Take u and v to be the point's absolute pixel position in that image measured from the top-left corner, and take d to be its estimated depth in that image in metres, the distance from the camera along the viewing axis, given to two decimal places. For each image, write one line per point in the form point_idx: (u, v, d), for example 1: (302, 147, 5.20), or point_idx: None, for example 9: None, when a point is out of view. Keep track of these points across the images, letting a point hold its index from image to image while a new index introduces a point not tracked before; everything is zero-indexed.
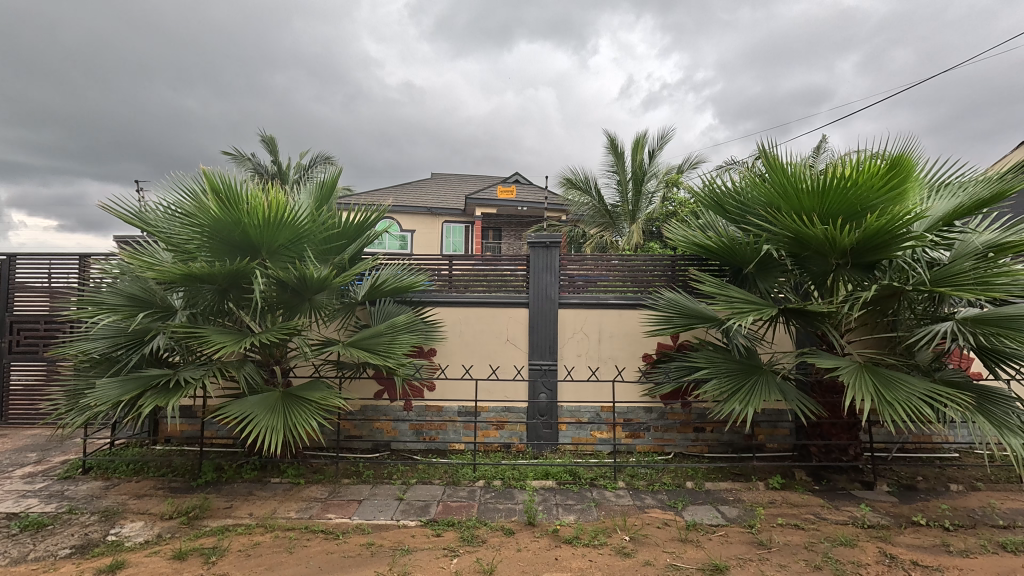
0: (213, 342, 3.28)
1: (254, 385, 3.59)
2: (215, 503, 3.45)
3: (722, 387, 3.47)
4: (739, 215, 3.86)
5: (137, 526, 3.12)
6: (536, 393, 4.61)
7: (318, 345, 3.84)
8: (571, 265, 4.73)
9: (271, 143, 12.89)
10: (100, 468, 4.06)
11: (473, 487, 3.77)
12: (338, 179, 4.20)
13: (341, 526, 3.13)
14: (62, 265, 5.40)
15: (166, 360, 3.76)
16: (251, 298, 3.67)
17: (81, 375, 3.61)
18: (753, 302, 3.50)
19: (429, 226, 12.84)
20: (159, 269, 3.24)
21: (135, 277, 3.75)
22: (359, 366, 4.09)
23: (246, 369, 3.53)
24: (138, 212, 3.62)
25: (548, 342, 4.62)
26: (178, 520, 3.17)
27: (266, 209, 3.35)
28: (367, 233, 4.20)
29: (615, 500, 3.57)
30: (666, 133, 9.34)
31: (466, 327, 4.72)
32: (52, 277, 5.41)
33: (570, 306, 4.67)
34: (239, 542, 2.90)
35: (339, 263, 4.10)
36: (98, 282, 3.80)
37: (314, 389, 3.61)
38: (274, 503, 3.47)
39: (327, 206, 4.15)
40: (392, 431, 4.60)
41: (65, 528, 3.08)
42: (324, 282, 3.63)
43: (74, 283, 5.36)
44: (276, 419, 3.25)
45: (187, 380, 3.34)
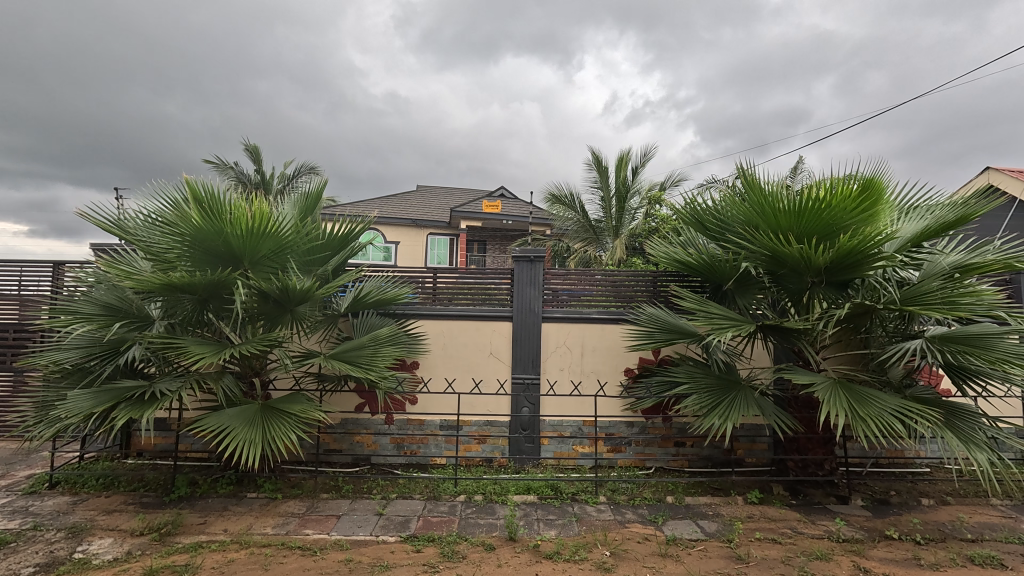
0: (191, 352, 3.23)
1: (233, 397, 3.53)
2: (189, 519, 3.36)
3: (702, 401, 3.53)
4: (719, 233, 3.95)
5: (106, 542, 3.02)
6: (519, 406, 4.62)
7: (299, 356, 3.80)
8: (556, 279, 4.77)
9: (255, 152, 12.80)
10: (68, 482, 3.93)
11: (454, 502, 3.74)
12: (323, 190, 4.19)
13: (318, 542, 3.08)
14: (34, 273, 5.27)
15: (142, 371, 3.68)
16: (231, 309, 3.62)
17: (51, 386, 3.49)
18: (732, 319, 3.57)
19: (414, 239, 12.84)
20: (137, 278, 3.19)
21: (112, 286, 3.67)
22: (341, 378, 4.06)
23: (224, 381, 3.47)
24: (118, 220, 3.57)
25: (531, 356, 4.64)
26: (150, 537, 3.08)
27: (249, 219, 3.33)
28: (351, 244, 4.19)
29: (595, 514, 3.58)
30: (650, 151, 9.56)
31: (449, 340, 4.72)
32: (23, 284, 5.27)
33: (553, 320, 4.71)
34: (213, 559, 2.83)
35: (323, 274, 4.08)
36: (73, 290, 3.71)
37: (294, 401, 3.56)
38: (250, 519, 3.40)
39: (311, 216, 4.14)
40: (373, 444, 4.56)
41: (29, 546, 2.97)
42: (307, 293, 3.60)
43: (46, 290, 5.22)
44: (255, 432, 3.20)
45: (164, 392, 3.27)
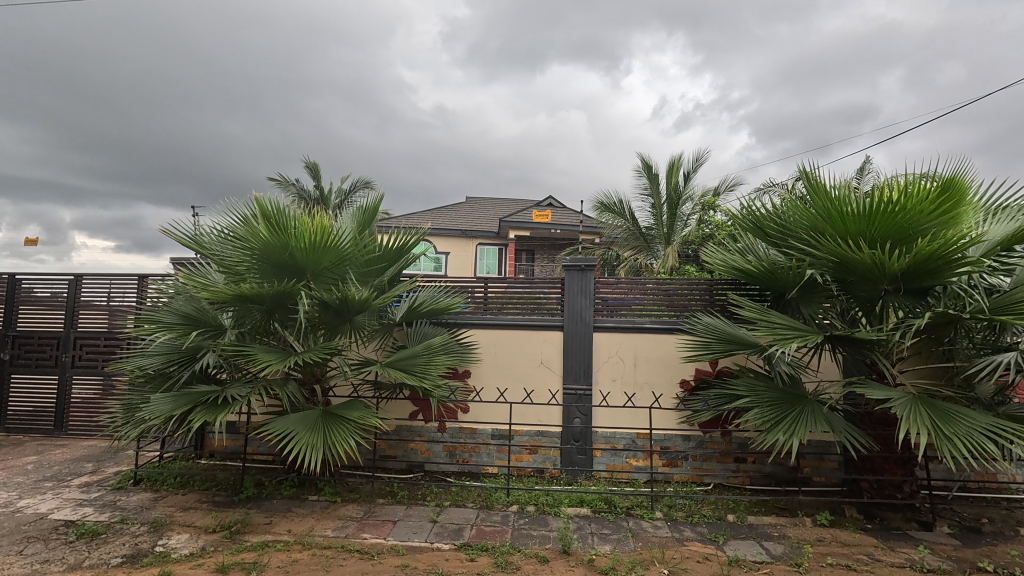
0: (260, 359, 3.41)
1: (297, 403, 3.69)
2: (256, 518, 3.54)
3: (764, 416, 3.36)
4: (780, 239, 3.77)
5: (183, 538, 3.23)
6: (570, 417, 4.56)
7: (357, 365, 3.93)
8: (606, 289, 4.71)
9: (315, 168, 13.46)
10: (150, 480, 4.23)
11: (506, 512, 3.73)
12: (379, 204, 4.34)
13: (376, 547, 3.15)
14: (121, 285, 5.75)
15: (215, 377, 3.92)
16: (295, 318, 3.80)
17: (136, 389, 3.79)
18: (796, 329, 3.39)
19: (464, 249, 13.09)
20: (212, 290, 3.42)
21: (189, 297, 3.95)
22: (396, 386, 4.16)
23: (289, 388, 3.64)
24: (195, 235, 3.84)
25: (582, 366, 4.59)
26: (222, 534, 3.26)
27: (311, 233, 3.50)
28: (406, 256, 4.31)
29: (652, 530, 3.48)
30: (702, 155, 9.32)
31: (500, 349, 4.75)
32: (113, 296, 5.77)
33: (604, 329, 4.64)
34: (278, 558, 2.96)
35: (379, 285, 4.21)
36: (156, 301, 4.02)
37: (352, 407, 3.69)
38: (312, 521, 3.53)
39: (369, 229, 4.29)
40: (426, 451, 4.64)
41: (117, 537, 3.22)
42: (365, 303, 3.73)
43: (132, 301, 5.70)
44: (317, 437, 3.33)
45: (234, 397, 3.47)
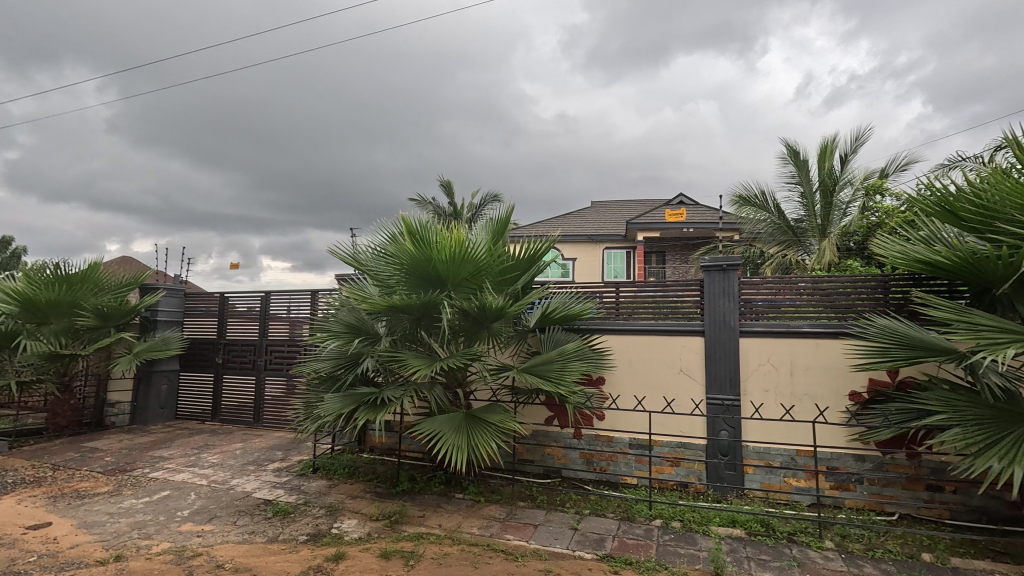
0: (410, 364, 3.72)
1: (443, 406, 3.95)
2: (411, 511, 3.85)
3: (967, 437, 2.79)
4: (982, 223, 3.11)
5: (353, 523, 3.63)
6: (716, 429, 4.24)
7: (496, 370, 4.09)
8: (752, 290, 4.31)
9: (449, 186, 14.43)
10: (325, 469, 4.85)
11: (650, 525, 3.58)
12: (511, 215, 4.49)
13: (520, 549, 3.23)
14: (299, 299, 6.72)
15: (373, 380, 4.37)
16: (439, 326, 4.08)
17: (313, 389, 4.38)
18: (1012, 332, 2.74)
19: (591, 254, 13.00)
20: (370, 302, 3.82)
21: (351, 308, 4.45)
22: (532, 392, 4.25)
23: (436, 391, 3.91)
24: (354, 254, 4.33)
25: (728, 374, 4.24)
26: (384, 522, 3.61)
27: (451, 247, 3.74)
28: (538, 263, 4.39)
29: (822, 562, 3.07)
30: (863, 133, 8.11)
31: (636, 356, 4.59)
32: (293, 309, 6.77)
33: (752, 334, 4.24)
34: (432, 550, 3.18)
35: (513, 292, 4.35)
36: (326, 312, 4.61)
37: (492, 411, 3.84)
38: (459, 517, 3.74)
39: (502, 240, 4.46)
40: (563, 457, 4.66)
41: (303, 517, 3.73)
42: (501, 310, 3.87)
43: (307, 313, 6.63)
44: (462, 438, 3.52)
45: (390, 398, 3.83)
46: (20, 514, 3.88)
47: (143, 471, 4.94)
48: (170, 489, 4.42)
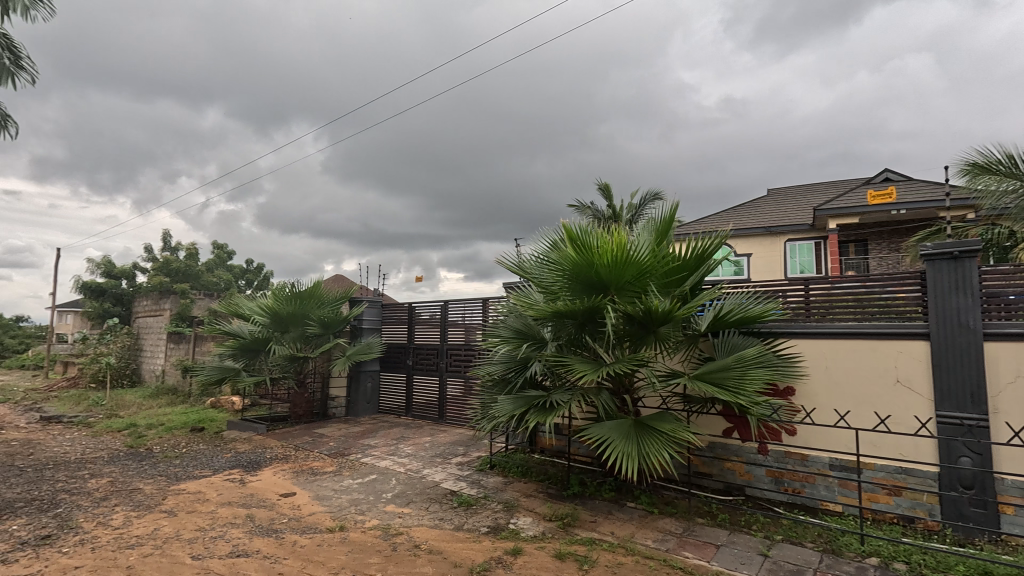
0: (576, 369, 3.76)
1: (610, 412, 3.91)
2: (583, 515, 3.88)
3: None
4: None
5: (528, 520, 3.80)
6: (953, 455, 3.44)
7: (665, 377, 3.91)
8: (999, 282, 3.41)
9: (606, 189, 14.30)
10: (501, 466, 5.16)
11: (862, 563, 3.05)
12: (675, 213, 4.26)
13: (700, 568, 3.02)
14: (473, 307, 7.31)
15: (541, 384, 4.52)
16: (603, 331, 4.05)
17: (487, 391, 4.70)
18: None
19: (769, 248, 11.67)
20: (536, 308, 3.97)
21: (518, 315, 4.67)
22: (708, 401, 3.95)
23: (603, 397, 3.88)
24: (520, 263, 4.56)
25: (968, 387, 3.40)
26: (557, 523, 3.70)
27: (612, 251, 3.71)
28: (708, 262, 4.08)
29: None
30: None
31: (834, 363, 3.97)
32: (468, 316, 7.38)
33: (1003, 337, 3.34)
34: (606, 557, 3.16)
35: (681, 295, 4.11)
36: (496, 319, 4.92)
37: (663, 420, 3.68)
38: (632, 527, 3.65)
39: (666, 239, 4.26)
40: (746, 474, 4.24)
41: (483, 510, 4.02)
42: (668, 314, 3.69)
43: (480, 320, 7.17)
44: (632, 446, 3.44)
45: (558, 402, 3.91)
46: (276, 483, 4.91)
47: (357, 456, 5.85)
48: (376, 473, 5.15)
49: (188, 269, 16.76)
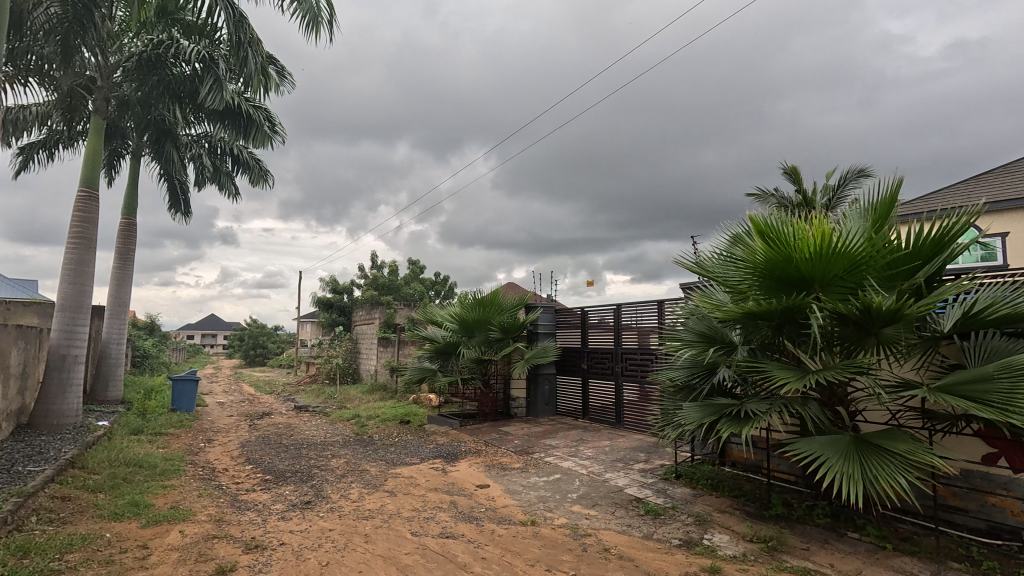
0: (776, 377, 3.38)
1: (821, 426, 3.42)
2: (792, 540, 3.46)
3: None
4: None
5: (725, 538, 3.53)
6: None
7: (894, 388, 3.28)
8: None
9: (795, 173, 12.63)
10: (688, 476, 4.88)
11: None
12: (897, 192, 3.57)
13: None
14: (647, 310, 7.11)
15: (732, 391, 4.17)
16: (807, 334, 3.58)
17: (670, 397, 4.51)
18: None
19: None
20: (723, 310, 3.69)
21: (701, 317, 4.38)
22: (958, 418, 3.20)
23: (811, 409, 3.42)
24: (700, 262, 4.27)
25: None
26: (760, 546, 3.37)
27: (815, 243, 3.26)
28: (949, 248, 3.33)
29: None
30: None
31: None
32: (643, 319, 7.20)
33: None
34: None
35: (911, 289, 3.42)
36: (676, 322, 4.70)
37: (895, 438, 3.09)
38: (858, 562, 3.13)
39: (886, 224, 3.59)
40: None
41: (673, 521, 3.86)
42: (897, 313, 3.10)
43: (656, 323, 6.94)
44: (853, 467, 2.96)
45: (755, 412, 3.57)
46: (472, 474, 5.40)
47: (540, 454, 6.11)
48: (560, 473, 5.32)
49: (391, 283, 19.53)
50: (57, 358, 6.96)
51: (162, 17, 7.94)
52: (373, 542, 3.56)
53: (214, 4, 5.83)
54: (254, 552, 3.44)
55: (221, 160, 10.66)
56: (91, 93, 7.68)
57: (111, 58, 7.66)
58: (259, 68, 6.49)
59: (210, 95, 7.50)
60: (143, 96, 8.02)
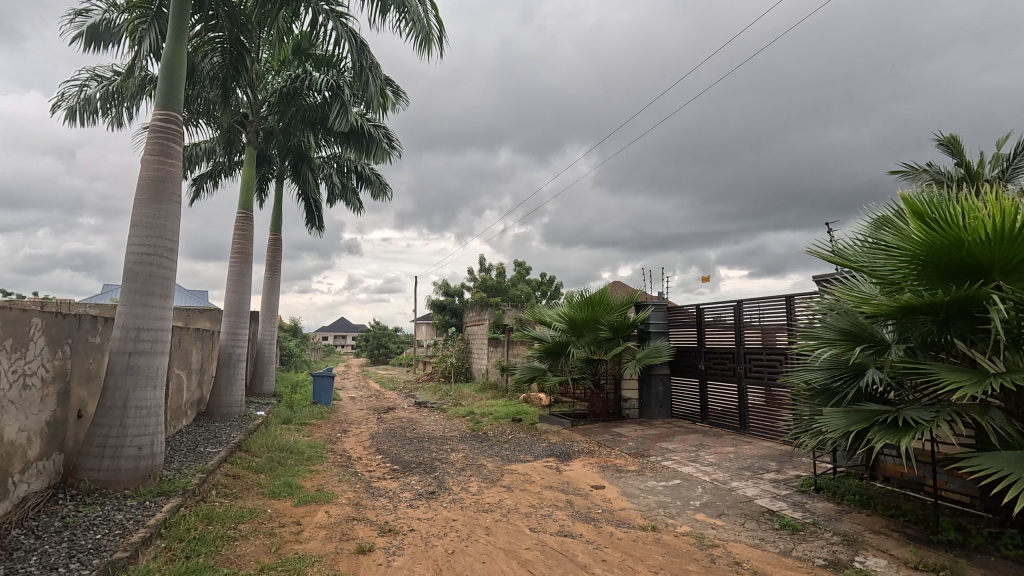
0: (945, 380, 2.91)
1: (1009, 439, 2.88)
2: (971, 572, 2.94)
3: None
4: None
5: (882, 563, 3.11)
6: None
7: None
8: None
9: (954, 143, 10.81)
10: (830, 490, 4.32)
11: None
12: None
13: None
14: (773, 306, 6.52)
15: (884, 397, 3.68)
16: (985, 330, 3.03)
17: (807, 402, 4.09)
18: None
19: None
20: (872, 303, 3.26)
21: (843, 313, 3.90)
22: None
23: (994, 418, 2.89)
24: (840, 251, 3.82)
25: None
26: None
27: (994, 224, 2.75)
28: None
29: None
30: None
31: None
32: (768, 316, 6.62)
33: None
34: None
35: None
36: (811, 319, 4.25)
37: None
38: None
39: None
40: None
41: (815, 539, 3.48)
42: None
43: (784, 320, 6.34)
44: None
45: (917, 421, 3.11)
46: (586, 475, 5.36)
47: (657, 458, 5.88)
48: (680, 479, 5.07)
49: (498, 285, 20.12)
50: (225, 357, 8.16)
51: (297, 54, 8.97)
52: (494, 534, 3.68)
53: (340, 37, 6.45)
54: (389, 535, 3.73)
55: (347, 177, 11.76)
56: (245, 128, 8.98)
57: (259, 96, 8.82)
58: (378, 90, 6.98)
59: (338, 118, 8.28)
60: (284, 126, 9.12)
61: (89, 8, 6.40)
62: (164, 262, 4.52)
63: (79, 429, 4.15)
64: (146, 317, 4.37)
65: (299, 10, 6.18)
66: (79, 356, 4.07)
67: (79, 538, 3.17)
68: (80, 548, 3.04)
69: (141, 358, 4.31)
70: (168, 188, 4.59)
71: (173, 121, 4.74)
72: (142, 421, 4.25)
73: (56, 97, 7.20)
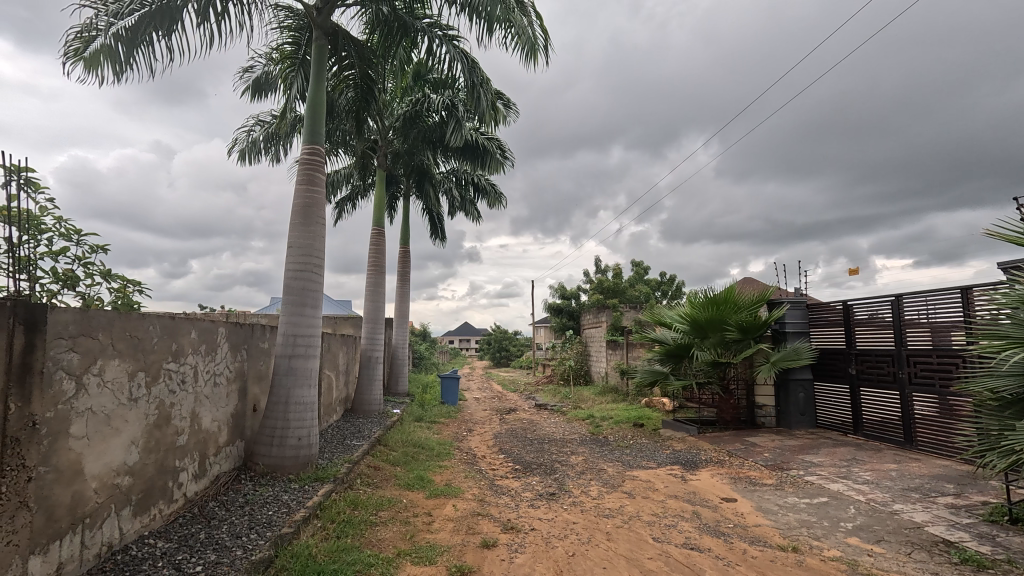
0: None
1: None
2: None
3: None
4: None
5: None
6: None
7: None
8: None
9: None
10: None
11: None
12: None
13: None
14: (944, 300, 5.55)
15: None
16: None
17: (993, 414, 3.41)
18: None
19: None
20: None
21: None
22: None
23: None
24: None
25: None
26: None
27: None
28: None
29: None
30: None
31: None
32: (937, 312, 5.64)
33: None
34: None
35: None
36: (997, 315, 3.54)
37: None
38: None
39: None
40: None
41: None
42: None
43: (960, 316, 5.36)
44: None
45: None
46: (715, 485, 5.03)
47: (799, 472, 5.31)
48: (828, 497, 4.52)
49: (616, 286, 19.71)
50: (366, 359, 9.07)
51: (418, 80, 9.70)
52: (614, 540, 3.62)
53: (453, 59, 6.84)
54: (511, 532, 3.87)
55: (466, 189, 12.39)
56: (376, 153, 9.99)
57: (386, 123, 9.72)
58: (489, 104, 7.23)
59: (454, 134, 8.67)
60: (408, 147, 9.91)
61: (252, 65, 7.59)
62: (314, 276, 5.16)
63: (255, 420, 4.92)
64: (302, 325, 5.04)
65: (417, 40, 6.69)
66: (253, 358, 4.82)
67: (257, 513, 3.76)
68: (257, 521, 3.60)
69: (298, 361, 4.98)
70: (315, 212, 5.25)
71: (317, 154, 5.40)
72: (300, 415, 4.90)
73: (232, 143, 8.67)
